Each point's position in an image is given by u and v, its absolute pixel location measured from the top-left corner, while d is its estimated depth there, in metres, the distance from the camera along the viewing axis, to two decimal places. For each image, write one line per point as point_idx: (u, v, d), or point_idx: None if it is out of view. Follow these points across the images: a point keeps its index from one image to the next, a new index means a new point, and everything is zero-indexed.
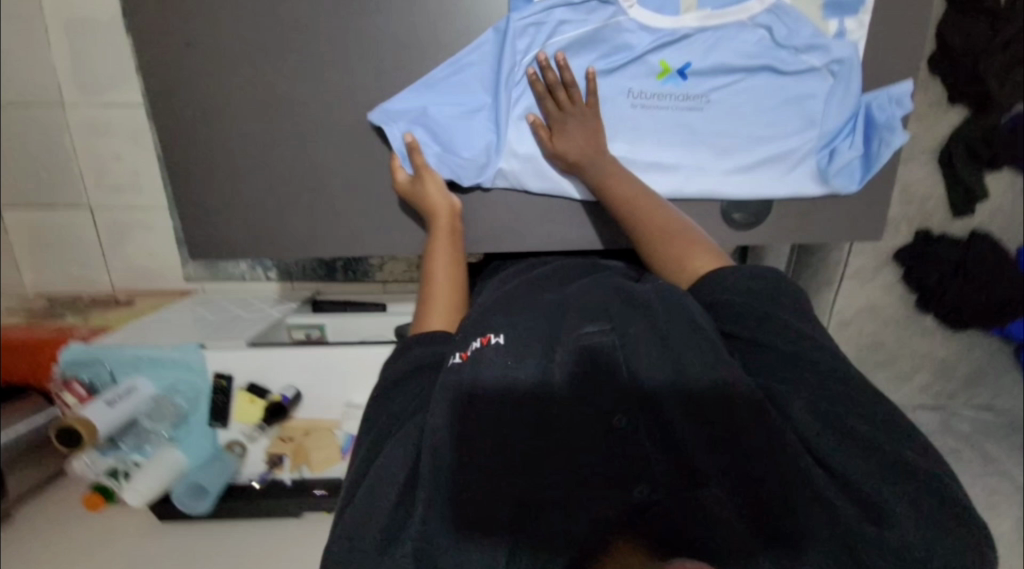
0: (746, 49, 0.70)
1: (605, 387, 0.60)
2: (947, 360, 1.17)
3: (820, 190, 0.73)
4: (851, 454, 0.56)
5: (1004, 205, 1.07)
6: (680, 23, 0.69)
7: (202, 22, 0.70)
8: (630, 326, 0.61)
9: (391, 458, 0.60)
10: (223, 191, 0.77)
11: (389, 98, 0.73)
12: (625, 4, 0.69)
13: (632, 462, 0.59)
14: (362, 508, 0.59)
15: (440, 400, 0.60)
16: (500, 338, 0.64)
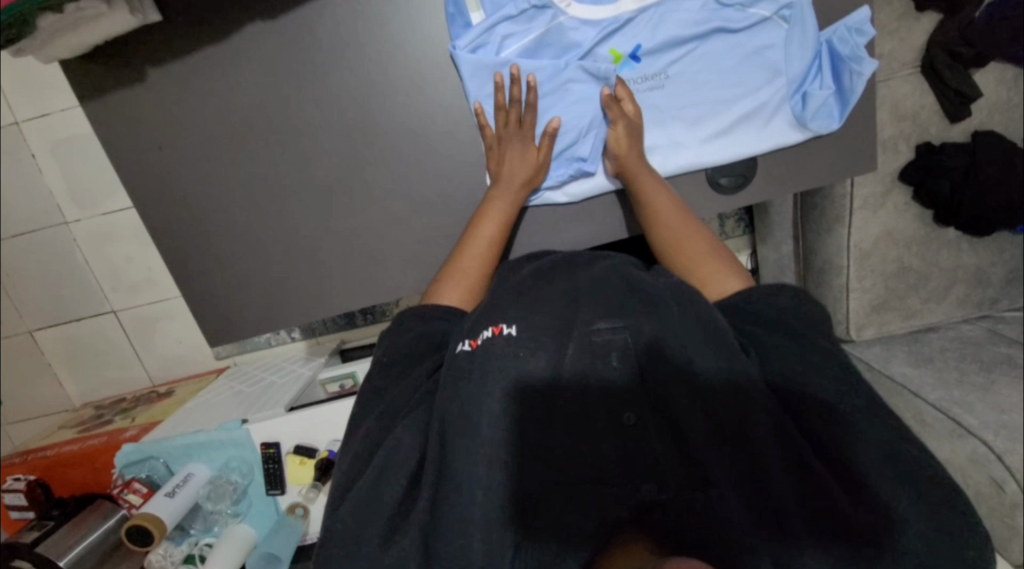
0: (690, 18, 0.69)
1: (613, 386, 0.62)
2: (980, 269, 1.13)
3: (801, 136, 0.72)
4: (871, 460, 0.55)
5: (1000, 99, 1.03)
6: (621, 9, 0.69)
7: (166, 123, 0.72)
8: (636, 319, 0.63)
9: (394, 450, 0.61)
10: (223, 276, 0.79)
11: (358, 150, 0.74)
12: (563, 4, 0.69)
13: (641, 447, 0.61)
14: (364, 502, 0.59)
15: (454, 397, 0.60)
16: (512, 328, 0.63)
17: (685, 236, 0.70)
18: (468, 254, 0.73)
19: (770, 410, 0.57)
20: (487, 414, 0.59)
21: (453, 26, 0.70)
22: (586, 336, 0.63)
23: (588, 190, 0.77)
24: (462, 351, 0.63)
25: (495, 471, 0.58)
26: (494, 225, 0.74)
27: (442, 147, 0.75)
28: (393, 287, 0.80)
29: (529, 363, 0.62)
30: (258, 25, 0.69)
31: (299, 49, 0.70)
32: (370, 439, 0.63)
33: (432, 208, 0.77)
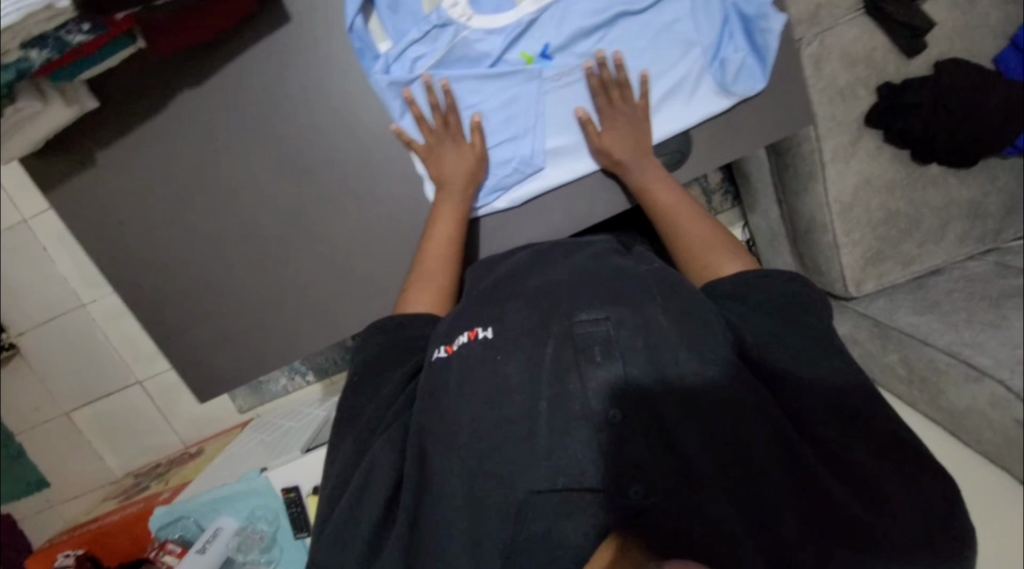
0: (591, 9, 0.72)
1: (599, 383, 0.58)
2: (975, 201, 1.08)
3: (729, 101, 0.73)
4: (855, 449, 0.55)
5: (958, 24, 0.98)
6: (521, 13, 0.73)
7: (118, 201, 0.76)
8: (617, 310, 0.60)
9: (373, 467, 0.60)
10: (198, 333, 0.82)
11: (298, 195, 0.77)
12: (463, 19, 0.72)
13: (626, 447, 0.56)
14: (345, 523, 0.59)
15: (433, 409, 0.60)
16: (487, 331, 0.62)
17: (703, 226, 0.71)
18: (429, 259, 0.74)
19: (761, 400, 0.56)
20: (468, 426, 0.58)
21: (364, 60, 0.72)
22: (565, 332, 0.60)
23: (529, 192, 0.77)
24: (438, 357, 0.63)
25: (479, 485, 0.56)
26: (449, 224, 0.75)
27: (378, 178, 0.77)
28: (359, 318, 0.82)
29: (506, 366, 0.60)
30: (184, 93, 0.72)
31: (226, 109, 0.72)
32: (352, 453, 0.63)
33: (377, 237, 0.79)
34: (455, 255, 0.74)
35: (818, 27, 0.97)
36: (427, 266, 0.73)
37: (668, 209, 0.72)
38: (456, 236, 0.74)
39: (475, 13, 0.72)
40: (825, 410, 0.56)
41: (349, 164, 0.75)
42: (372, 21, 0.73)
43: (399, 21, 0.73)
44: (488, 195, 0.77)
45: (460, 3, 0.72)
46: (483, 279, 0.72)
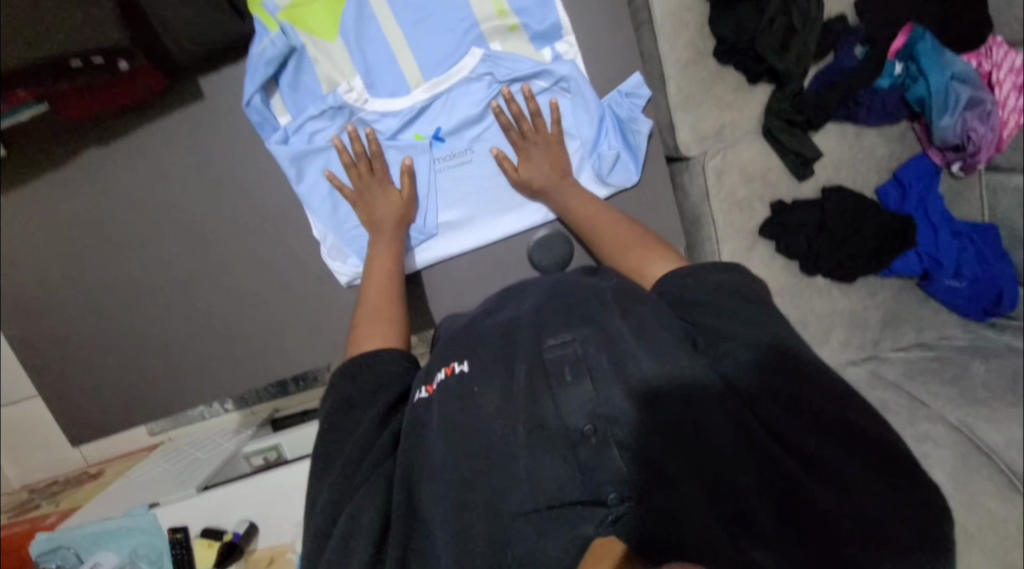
0: (479, 98, 0.82)
1: (571, 400, 0.61)
2: (856, 312, 1.16)
3: (606, 191, 0.88)
4: (822, 442, 0.57)
5: (845, 156, 1.08)
6: (414, 98, 0.81)
7: (16, 243, 0.78)
8: (582, 334, 0.64)
9: (358, 515, 0.58)
10: (83, 375, 0.83)
11: (198, 258, 0.81)
12: (359, 101, 0.79)
13: (600, 464, 0.58)
14: (333, 562, 0.56)
15: (420, 429, 0.63)
16: (463, 366, 0.66)
17: (629, 235, 0.79)
18: (372, 297, 0.77)
19: (719, 396, 0.58)
20: (442, 444, 0.60)
21: (263, 132, 0.77)
22: (533, 357, 0.64)
23: (452, 247, 0.87)
24: (420, 399, 0.66)
25: (463, 508, 0.57)
26: (387, 262, 0.79)
27: (276, 248, 0.82)
28: (249, 376, 0.85)
29: (480, 392, 0.63)
30: (92, 149, 0.76)
31: (139, 168, 0.77)
32: (330, 502, 0.60)
33: (271, 300, 0.83)
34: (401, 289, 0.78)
35: (721, 144, 1.06)
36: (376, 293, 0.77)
37: (590, 222, 0.82)
38: (391, 270, 0.78)
39: (372, 96, 0.79)
40: (787, 406, 0.59)
41: (256, 230, 0.81)
42: (271, 96, 0.77)
43: (297, 97, 0.77)
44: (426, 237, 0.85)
45: (356, 88, 0.78)
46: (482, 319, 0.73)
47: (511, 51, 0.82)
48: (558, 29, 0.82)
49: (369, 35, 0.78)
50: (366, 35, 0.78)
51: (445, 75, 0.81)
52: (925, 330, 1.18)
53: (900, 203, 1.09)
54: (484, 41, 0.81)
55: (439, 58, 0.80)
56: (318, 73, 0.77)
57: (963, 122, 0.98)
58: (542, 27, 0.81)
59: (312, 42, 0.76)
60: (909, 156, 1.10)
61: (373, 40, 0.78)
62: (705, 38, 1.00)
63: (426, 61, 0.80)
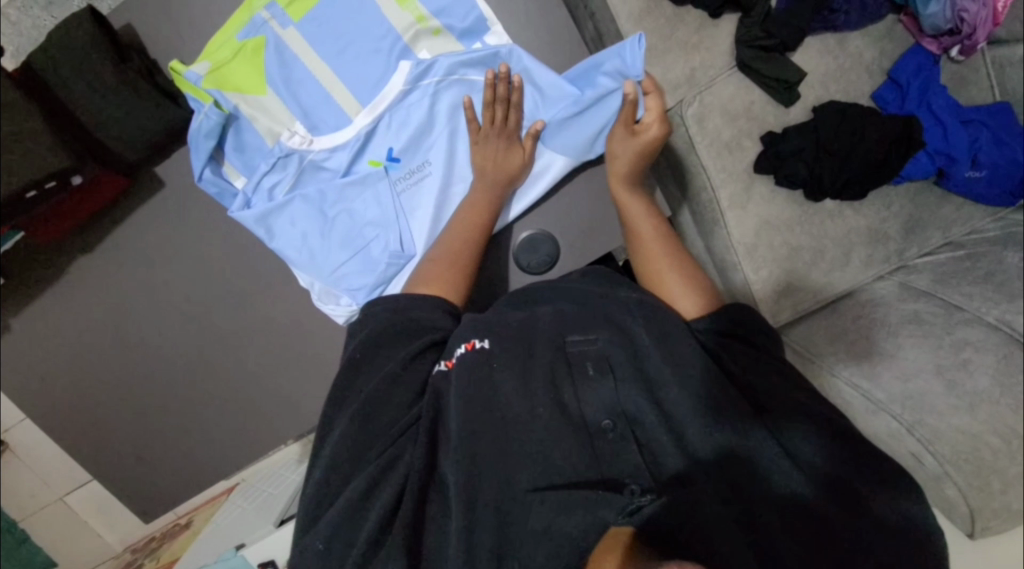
0: (421, 106, 0.80)
1: (590, 391, 0.71)
2: (872, 227, 1.10)
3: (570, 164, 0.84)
4: (825, 451, 0.69)
5: (832, 68, 1.01)
6: (357, 126, 0.79)
7: (35, 356, 0.81)
8: (605, 332, 0.74)
9: (388, 466, 0.67)
10: (137, 459, 0.89)
11: (207, 333, 0.84)
12: (304, 146, 0.77)
13: (619, 454, 0.69)
14: (349, 518, 0.65)
15: (441, 420, 0.70)
16: (483, 341, 0.72)
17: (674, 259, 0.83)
18: (456, 235, 0.80)
19: (734, 402, 0.69)
20: (463, 433, 0.67)
21: (225, 201, 0.77)
22: (558, 350, 0.73)
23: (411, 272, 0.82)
24: (439, 371, 0.72)
25: (477, 483, 0.65)
26: (484, 213, 0.81)
27: (278, 307, 0.84)
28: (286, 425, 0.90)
29: (499, 379, 0.70)
30: (81, 260, 0.79)
31: (127, 266, 0.80)
32: (338, 455, 0.68)
33: (282, 356, 0.87)
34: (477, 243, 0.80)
35: (697, 88, 1.01)
36: (453, 247, 0.79)
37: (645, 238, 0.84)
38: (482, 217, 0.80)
39: (316, 136, 0.78)
40: (802, 418, 0.70)
41: (254, 291, 0.83)
42: (222, 164, 0.77)
43: (246, 158, 0.77)
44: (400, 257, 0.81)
45: (298, 132, 0.77)
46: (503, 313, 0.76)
47: (442, 47, 0.79)
48: (484, 20, 0.79)
49: (296, 78, 0.76)
50: (294, 78, 0.76)
51: (380, 95, 0.78)
52: (952, 229, 1.12)
53: (900, 104, 1.01)
54: (410, 51, 0.79)
55: (371, 81, 0.78)
56: (259, 130, 0.76)
57: (953, 4, 0.92)
58: (466, 22, 0.79)
59: (244, 101, 0.74)
60: (902, 51, 1.01)
61: (302, 82, 0.77)
62: None
63: (358, 86, 0.78)
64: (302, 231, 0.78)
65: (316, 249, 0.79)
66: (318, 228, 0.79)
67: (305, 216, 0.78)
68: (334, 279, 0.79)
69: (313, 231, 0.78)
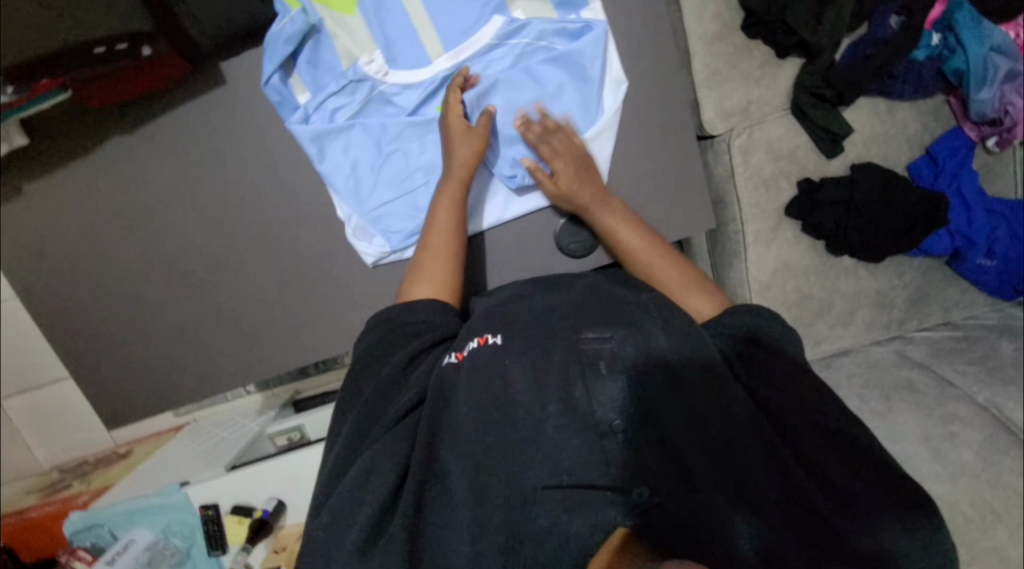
0: (501, 65, 0.80)
1: (603, 391, 0.65)
2: (882, 292, 1.13)
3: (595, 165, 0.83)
4: (862, 483, 0.61)
5: (877, 131, 1.05)
6: (436, 69, 0.79)
7: (49, 230, 0.79)
8: (622, 330, 0.67)
9: (380, 454, 0.64)
10: (118, 360, 0.85)
11: (223, 246, 0.81)
12: (380, 75, 0.77)
13: (629, 458, 0.63)
14: (349, 502, 0.63)
15: (442, 413, 0.65)
16: (496, 338, 0.69)
17: (667, 269, 0.80)
18: (433, 241, 0.76)
19: (755, 425, 0.62)
20: (469, 422, 0.64)
21: (283, 112, 0.76)
22: (572, 347, 0.67)
23: None
24: (449, 362, 0.68)
25: (484, 479, 0.61)
26: (448, 212, 0.77)
27: (304, 234, 0.82)
28: (278, 360, 0.86)
29: (509, 372, 0.66)
30: (118, 139, 0.77)
31: (164, 159, 0.78)
32: (348, 447, 0.68)
33: (293, 287, 0.84)
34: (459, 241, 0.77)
35: (749, 120, 1.04)
36: (439, 237, 0.76)
37: (634, 250, 0.80)
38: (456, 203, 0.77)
39: (392, 69, 0.78)
40: (828, 442, 0.63)
41: (285, 215, 0.81)
42: (290, 75, 0.76)
43: (317, 74, 0.77)
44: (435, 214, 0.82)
45: (376, 60, 0.77)
46: (533, 297, 0.74)
47: (536, 12, 0.80)
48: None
49: (387, 7, 0.76)
50: (385, 7, 0.76)
51: (465, 44, 0.79)
52: (952, 309, 1.16)
53: (932, 179, 1.05)
54: (507, 7, 0.79)
55: (461, 27, 0.78)
56: (337, 49, 0.76)
57: (1002, 95, 0.97)
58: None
59: (331, 17, 0.74)
60: (943, 130, 1.06)
61: (392, 12, 0.76)
62: (732, 11, 0.97)
63: (445, 29, 0.78)
64: (354, 170, 0.79)
65: (363, 183, 0.79)
66: (370, 165, 0.79)
67: (362, 146, 0.79)
68: (374, 221, 0.80)
69: (366, 166, 0.79)
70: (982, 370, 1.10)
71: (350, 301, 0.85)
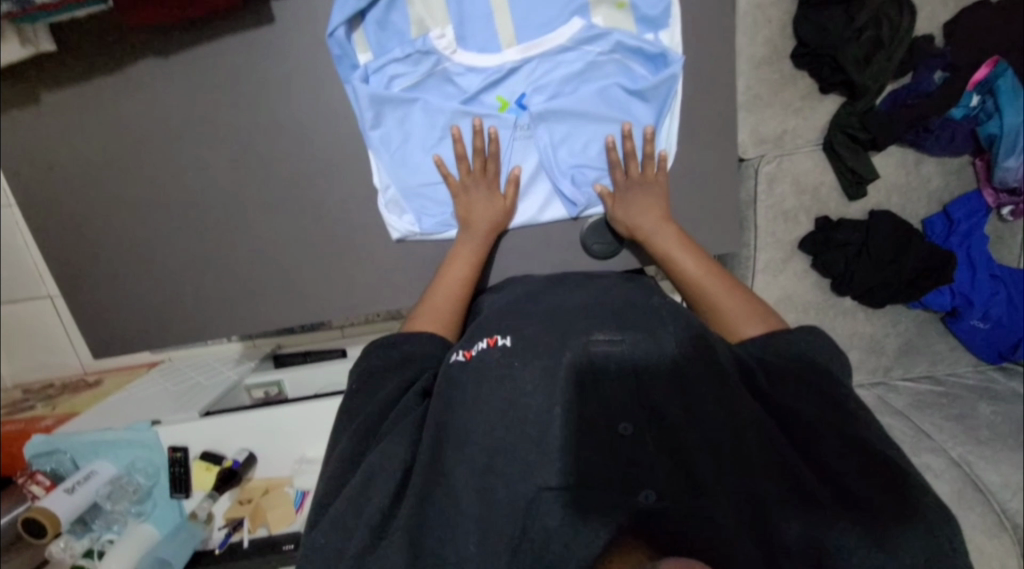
0: (571, 69, 0.78)
1: (611, 396, 0.65)
2: (875, 337, 1.16)
3: None
4: (869, 486, 0.60)
5: (900, 182, 1.06)
6: (505, 59, 0.77)
7: (64, 145, 0.76)
8: (633, 335, 0.68)
9: (385, 454, 0.63)
10: (114, 289, 0.83)
11: (243, 190, 0.79)
12: (448, 51, 0.76)
13: (636, 466, 0.63)
14: (352, 502, 0.61)
15: (451, 407, 0.65)
16: (506, 339, 0.70)
17: (727, 288, 0.78)
18: (439, 292, 0.79)
19: (764, 434, 0.63)
20: (479, 419, 0.65)
21: (341, 66, 0.74)
22: (580, 352, 0.67)
23: None
24: (456, 360, 0.69)
25: (491, 481, 0.62)
26: (465, 266, 0.80)
27: (328, 192, 0.80)
28: (280, 315, 0.85)
29: (519, 372, 0.67)
30: (148, 61, 0.74)
31: (194, 91, 0.75)
32: (351, 449, 0.66)
33: (308, 244, 0.82)
34: (469, 291, 0.79)
35: (780, 150, 1.04)
36: (447, 282, 0.79)
37: (682, 273, 0.80)
38: (475, 257, 0.80)
39: (461, 47, 0.76)
40: (850, 450, 0.61)
41: (315, 169, 0.79)
42: (355, 31, 0.74)
43: (383, 37, 0.75)
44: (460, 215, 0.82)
45: (448, 35, 0.75)
46: (542, 299, 0.76)
47: (619, 23, 0.78)
48: (668, 15, 0.77)
49: None
50: None
51: (540, 40, 0.77)
52: (936, 365, 1.20)
53: (944, 236, 1.08)
54: (588, 11, 0.77)
55: (539, 22, 0.77)
56: (409, 14, 0.74)
57: None
58: (652, 10, 0.77)
59: None
60: (963, 191, 1.08)
61: None
62: (785, 37, 0.96)
63: (522, 21, 0.76)
64: (400, 144, 0.78)
65: (410, 156, 0.79)
66: (422, 141, 0.79)
67: (416, 119, 0.78)
68: (410, 198, 0.80)
69: (415, 141, 0.79)
70: (958, 426, 1.13)
71: (364, 266, 0.84)
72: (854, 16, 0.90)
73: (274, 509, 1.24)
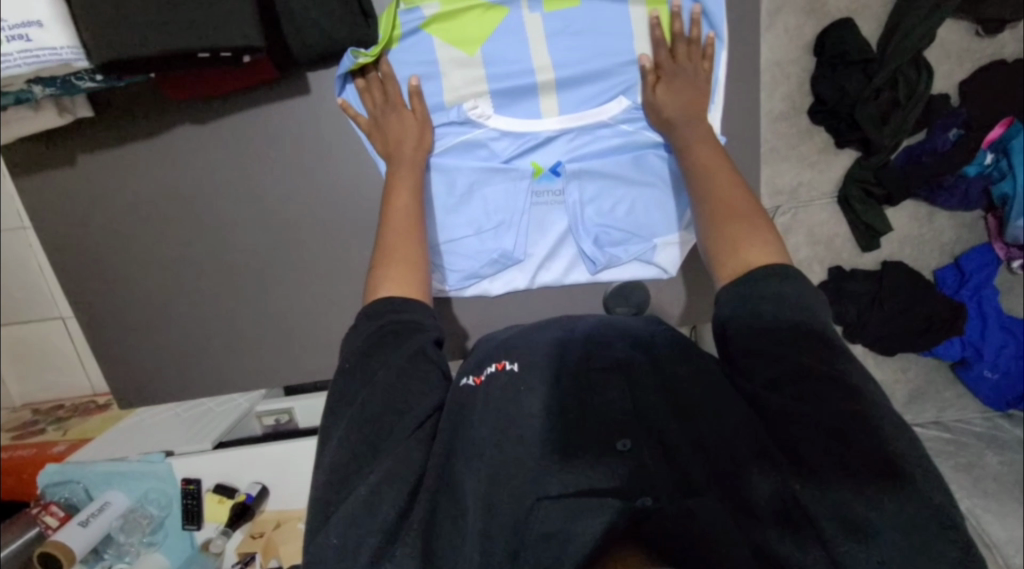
0: (606, 144, 0.81)
1: (623, 408, 0.54)
2: (884, 383, 1.18)
3: (650, 268, 0.87)
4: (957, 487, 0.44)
5: (913, 234, 1.08)
6: (542, 126, 0.80)
7: (104, 202, 0.79)
8: (636, 349, 0.59)
9: (390, 461, 0.51)
10: (150, 336, 0.86)
11: (277, 248, 0.82)
12: (482, 116, 0.79)
13: (657, 482, 0.48)
14: (351, 516, 0.48)
15: (460, 417, 0.55)
16: (514, 364, 0.60)
17: (740, 199, 0.62)
18: (395, 220, 0.68)
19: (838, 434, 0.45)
20: (480, 429, 0.53)
21: None
22: (576, 367, 0.58)
23: (502, 282, 0.88)
24: (466, 385, 0.59)
25: (496, 489, 0.49)
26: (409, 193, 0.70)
27: (354, 250, 0.82)
28: (310, 364, 0.88)
29: (525, 392, 0.56)
30: (184, 126, 0.76)
31: (230, 155, 0.78)
32: (339, 456, 0.51)
33: (336, 298, 0.84)
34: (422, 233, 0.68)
35: (796, 202, 1.06)
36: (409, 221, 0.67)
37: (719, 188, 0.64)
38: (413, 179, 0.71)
39: (495, 113, 0.80)
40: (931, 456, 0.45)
41: (345, 230, 0.81)
42: None
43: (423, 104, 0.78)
44: (482, 267, 0.85)
45: (482, 104, 0.79)
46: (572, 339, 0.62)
47: None
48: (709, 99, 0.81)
49: (508, 56, 0.77)
50: (503, 56, 0.77)
51: (580, 114, 0.79)
52: (945, 410, 1.21)
53: (955, 288, 1.09)
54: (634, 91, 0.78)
55: (581, 97, 0.79)
56: (444, 84, 0.77)
57: None
58: None
59: (448, 55, 0.76)
60: (975, 243, 1.09)
61: (513, 63, 0.77)
62: (803, 95, 0.97)
63: (564, 94, 0.79)
64: (428, 199, 0.82)
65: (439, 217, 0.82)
66: (456, 198, 0.82)
67: (448, 179, 0.81)
68: (440, 255, 0.84)
69: (445, 201, 0.82)
70: (964, 473, 1.16)
71: None
72: (872, 75, 0.89)
73: (286, 542, 1.26)
